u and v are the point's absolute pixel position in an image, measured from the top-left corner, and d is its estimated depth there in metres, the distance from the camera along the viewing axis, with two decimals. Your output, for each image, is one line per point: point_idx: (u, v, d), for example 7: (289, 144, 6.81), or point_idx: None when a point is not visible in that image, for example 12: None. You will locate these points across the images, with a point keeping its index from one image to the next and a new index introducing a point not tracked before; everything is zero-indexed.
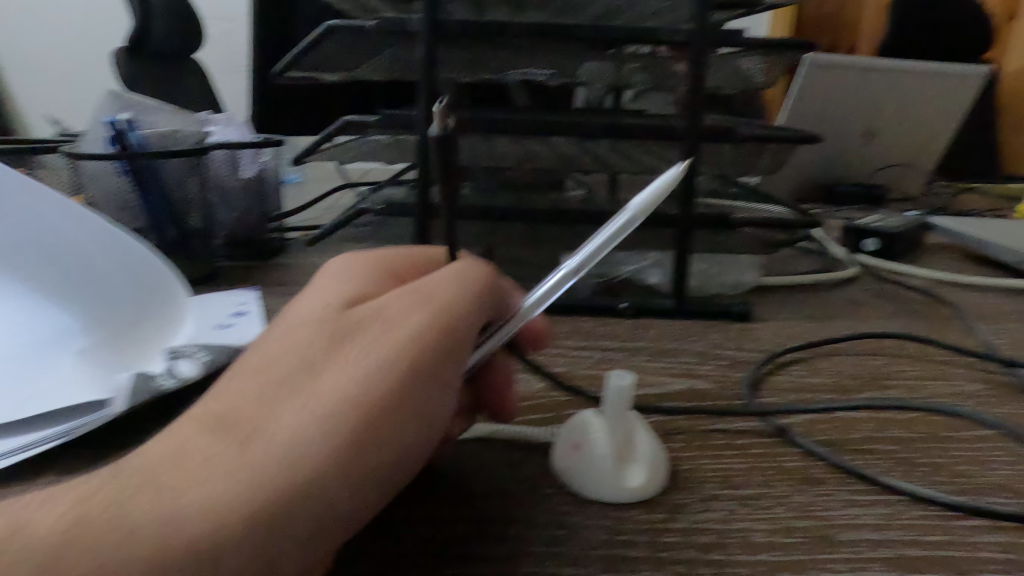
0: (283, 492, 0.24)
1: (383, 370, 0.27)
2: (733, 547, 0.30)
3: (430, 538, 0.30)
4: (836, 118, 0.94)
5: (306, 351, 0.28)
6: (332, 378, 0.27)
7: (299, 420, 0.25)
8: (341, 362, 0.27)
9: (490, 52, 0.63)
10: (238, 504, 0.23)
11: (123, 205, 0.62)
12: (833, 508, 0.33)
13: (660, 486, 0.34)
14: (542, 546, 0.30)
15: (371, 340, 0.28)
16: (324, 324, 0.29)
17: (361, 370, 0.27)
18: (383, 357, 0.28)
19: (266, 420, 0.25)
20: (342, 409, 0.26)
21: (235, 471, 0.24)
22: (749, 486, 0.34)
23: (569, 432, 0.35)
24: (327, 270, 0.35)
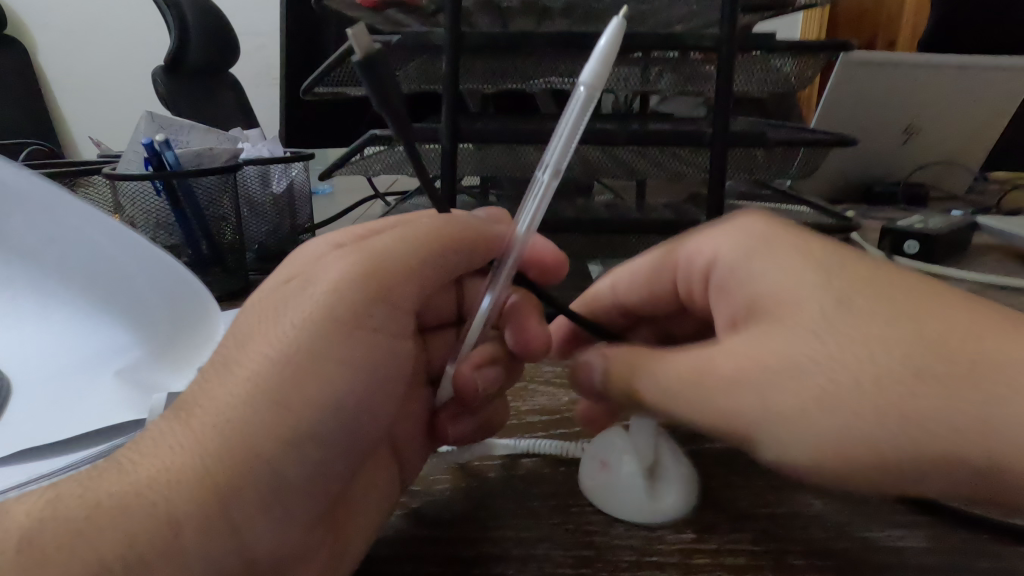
0: (222, 454, 0.26)
1: (300, 330, 0.29)
2: (765, 569, 0.29)
3: (452, 556, 0.31)
4: (872, 116, 0.92)
5: (240, 330, 0.30)
6: (257, 345, 0.29)
7: (226, 390, 0.28)
8: (266, 331, 0.30)
9: (514, 63, 0.63)
10: (184, 471, 0.26)
11: (160, 222, 0.64)
12: (873, 529, 0.32)
13: (691, 505, 0.33)
14: (566, 567, 0.29)
15: (290, 308, 0.30)
16: (261, 305, 0.31)
17: (284, 332, 0.29)
18: (301, 318, 0.30)
19: (202, 395, 0.28)
20: (265, 373, 0.28)
21: (177, 442, 0.26)
22: (782, 505, 0.34)
23: (598, 452, 0.35)
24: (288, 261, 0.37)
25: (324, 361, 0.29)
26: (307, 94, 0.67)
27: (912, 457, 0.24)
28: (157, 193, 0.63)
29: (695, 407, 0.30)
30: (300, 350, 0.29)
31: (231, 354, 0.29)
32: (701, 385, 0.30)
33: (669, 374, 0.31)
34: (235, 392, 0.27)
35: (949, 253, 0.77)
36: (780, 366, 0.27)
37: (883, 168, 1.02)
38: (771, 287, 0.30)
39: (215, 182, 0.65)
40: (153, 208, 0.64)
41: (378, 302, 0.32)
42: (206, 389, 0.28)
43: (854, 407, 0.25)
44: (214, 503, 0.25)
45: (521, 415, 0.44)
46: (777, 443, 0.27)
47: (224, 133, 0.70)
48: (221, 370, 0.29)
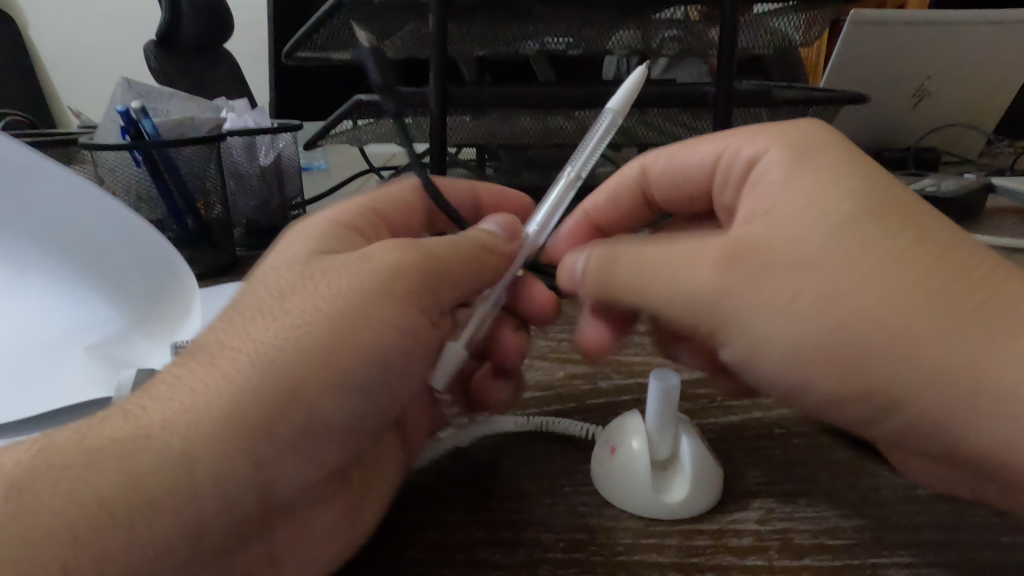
0: (249, 399, 0.25)
1: (354, 290, 0.29)
2: (773, 551, 0.27)
3: (438, 539, 0.29)
4: (883, 78, 0.88)
5: (282, 282, 0.29)
6: (297, 301, 0.28)
7: (269, 334, 0.27)
8: (307, 288, 0.29)
9: (507, 23, 0.59)
10: (208, 413, 0.25)
11: (142, 195, 0.61)
12: (888, 505, 0.30)
13: (717, 493, 0.30)
14: (559, 552, 0.28)
15: (344, 267, 0.30)
16: (305, 260, 0.31)
17: (329, 292, 0.28)
18: (352, 278, 0.29)
19: (230, 341, 0.27)
20: (310, 325, 0.27)
21: (201, 385, 0.25)
22: (791, 481, 0.31)
23: (610, 437, 0.32)
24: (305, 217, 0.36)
25: (370, 321, 0.28)
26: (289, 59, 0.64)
27: (879, 383, 0.26)
28: (136, 164, 0.60)
29: (674, 292, 0.30)
30: (349, 308, 0.28)
31: (273, 303, 0.28)
32: (684, 270, 0.30)
33: (650, 254, 0.32)
34: (278, 339, 0.26)
35: (964, 219, 0.74)
36: (770, 281, 0.28)
37: (892, 132, 0.99)
38: (782, 202, 0.29)
39: (197, 153, 0.62)
40: (134, 180, 0.61)
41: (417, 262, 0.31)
42: (242, 335, 0.27)
43: (832, 319, 0.26)
44: (242, 446, 0.24)
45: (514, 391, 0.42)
46: (758, 336, 0.28)
47: (206, 102, 0.67)
48: (261, 316, 0.28)
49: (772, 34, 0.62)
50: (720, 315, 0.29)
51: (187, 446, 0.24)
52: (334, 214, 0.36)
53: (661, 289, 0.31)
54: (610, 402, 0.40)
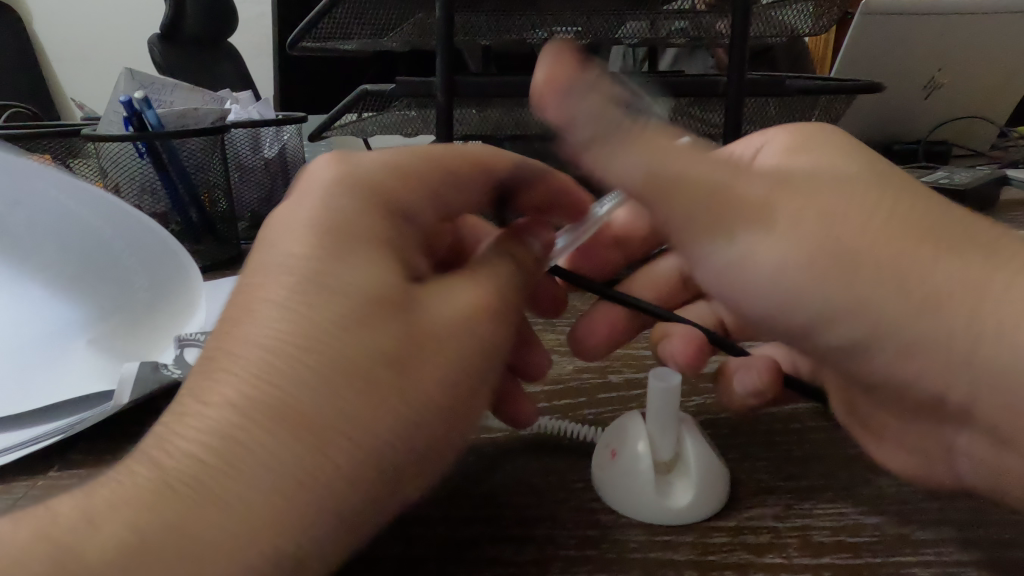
0: (366, 490, 0.22)
1: (463, 371, 0.24)
2: (792, 549, 0.26)
3: (448, 536, 0.28)
4: (894, 70, 0.87)
5: (382, 333, 0.22)
6: (416, 379, 0.23)
7: (386, 426, 0.22)
8: (422, 361, 0.23)
9: (513, 14, 0.58)
10: (316, 502, 0.20)
11: (145, 186, 0.61)
12: (909, 501, 0.29)
13: (721, 502, 0.29)
14: (572, 550, 0.27)
15: (453, 336, 0.24)
16: (392, 286, 0.23)
17: (445, 371, 0.24)
18: (462, 354, 0.24)
19: (339, 418, 0.21)
20: (422, 415, 0.23)
21: (312, 480, 0.20)
22: (807, 477, 0.31)
23: (609, 440, 0.31)
24: (343, 164, 0.26)
25: (467, 408, 0.25)
26: (293, 50, 0.63)
27: (859, 306, 0.25)
28: (140, 155, 0.59)
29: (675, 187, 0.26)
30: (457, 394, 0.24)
31: (381, 367, 0.22)
32: (690, 166, 0.26)
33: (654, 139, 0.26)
34: (393, 428, 0.22)
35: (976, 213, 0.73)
36: (849, 248, 0.24)
37: (903, 126, 0.98)
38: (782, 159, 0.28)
39: (201, 144, 0.61)
40: (137, 171, 0.60)
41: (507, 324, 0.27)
42: (347, 412, 0.21)
43: (832, 240, 0.25)
44: (340, 532, 0.21)
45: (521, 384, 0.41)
46: (745, 251, 0.26)
47: (209, 93, 0.66)
48: (370, 386, 0.22)
49: (783, 23, 0.61)
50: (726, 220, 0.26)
51: (278, 531, 0.20)
52: (375, 169, 0.27)
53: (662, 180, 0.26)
54: (621, 397, 0.39)
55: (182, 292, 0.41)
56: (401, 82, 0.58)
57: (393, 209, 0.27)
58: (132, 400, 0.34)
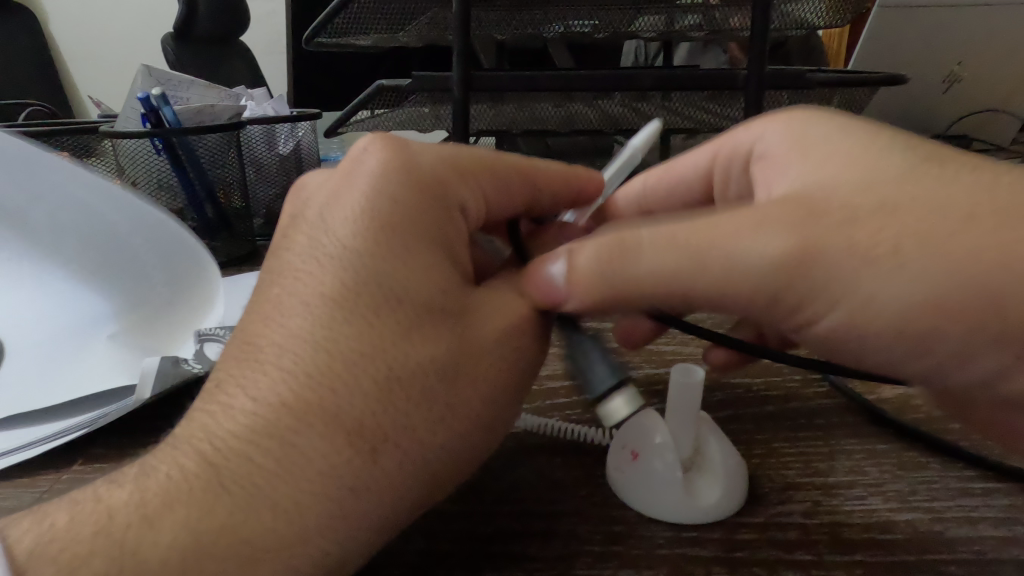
0: (405, 495, 0.24)
1: (499, 385, 0.27)
2: (822, 545, 0.26)
3: (472, 531, 0.28)
4: (913, 64, 0.85)
5: (433, 346, 0.25)
6: (467, 397, 0.26)
7: (435, 437, 0.25)
8: (472, 380, 0.26)
9: (530, 8, 0.58)
10: (363, 511, 0.23)
11: (162, 183, 0.61)
12: (942, 498, 0.29)
13: (744, 497, 0.28)
14: (596, 545, 0.26)
15: (492, 349, 0.27)
16: (446, 297, 0.26)
17: (488, 387, 0.26)
18: (502, 370, 0.27)
19: (396, 427, 0.24)
20: (465, 425, 0.26)
21: (359, 479, 0.23)
22: (836, 473, 0.30)
23: (627, 440, 0.30)
24: (401, 156, 0.28)
25: (500, 420, 0.28)
26: (308, 46, 0.62)
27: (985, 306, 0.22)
28: (157, 151, 0.59)
29: (744, 285, 0.24)
30: (494, 413, 0.27)
31: (434, 380, 0.25)
32: (755, 239, 0.23)
33: (689, 236, 0.24)
34: (440, 437, 0.25)
35: None
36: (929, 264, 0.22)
37: (921, 120, 0.96)
38: (809, 172, 0.26)
39: (217, 141, 0.61)
40: (154, 168, 0.60)
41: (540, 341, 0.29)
42: (403, 424, 0.24)
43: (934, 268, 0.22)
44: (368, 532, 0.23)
45: (540, 379, 0.41)
46: (857, 301, 0.23)
47: (225, 89, 0.66)
48: (423, 397, 0.24)
49: (802, 15, 0.60)
50: (820, 290, 0.23)
51: (310, 525, 0.22)
52: (432, 166, 0.28)
53: (721, 287, 0.24)
54: (642, 392, 0.39)
55: (202, 285, 0.41)
56: (416, 76, 0.58)
57: (447, 202, 0.28)
58: (154, 394, 0.34)
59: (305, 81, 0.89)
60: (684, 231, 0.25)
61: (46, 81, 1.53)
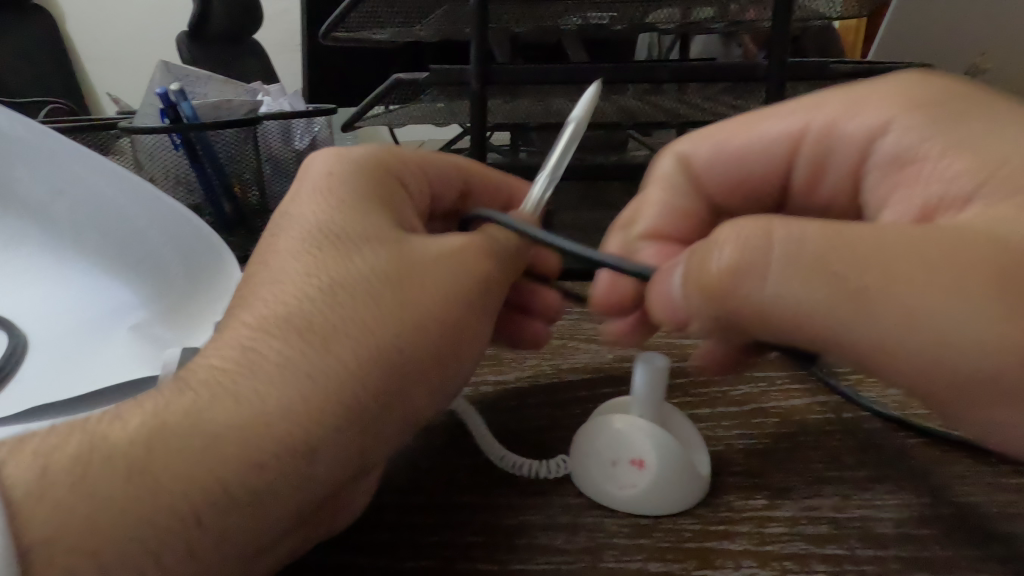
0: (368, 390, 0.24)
1: (450, 291, 0.27)
2: (853, 540, 0.25)
3: (497, 524, 0.27)
4: None
5: (374, 260, 0.26)
6: (421, 288, 0.26)
7: (387, 324, 0.25)
8: (423, 277, 0.26)
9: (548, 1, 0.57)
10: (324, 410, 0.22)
11: (179, 178, 0.61)
12: (976, 493, 0.28)
13: (706, 485, 0.28)
14: (622, 538, 0.26)
15: (437, 262, 0.27)
16: (385, 226, 0.28)
17: (441, 292, 0.27)
18: (454, 272, 0.28)
19: (347, 321, 0.24)
20: (421, 320, 0.26)
21: (317, 369, 0.23)
22: (866, 467, 0.30)
23: (624, 447, 0.29)
24: (340, 155, 0.31)
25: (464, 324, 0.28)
26: (325, 41, 0.62)
27: None
28: (175, 147, 0.59)
29: (911, 335, 0.20)
30: (456, 312, 0.27)
31: (379, 282, 0.25)
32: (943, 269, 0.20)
33: (848, 261, 0.20)
34: (404, 333, 0.25)
35: None
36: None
37: None
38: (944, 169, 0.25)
39: (235, 136, 0.61)
40: (172, 163, 0.60)
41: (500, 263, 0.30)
42: (349, 314, 0.24)
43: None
44: None
45: (560, 372, 0.40)
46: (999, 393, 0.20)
47: (242, 85, 0.66)
48: (365, 292, 0.25)
49: (823, 8, 0.59)
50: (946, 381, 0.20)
51: None
52: (367, 153, 0.32)
53: (871, 330, 0.20)
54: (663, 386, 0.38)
55: (217, 276, 0.40)
56: (433, 70, 0.57)
57: (386, 177, 0.32)
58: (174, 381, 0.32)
59: (319, 78, 0.89)
60: (832, 255, 0.20)
61: (65, 81, 1.53)
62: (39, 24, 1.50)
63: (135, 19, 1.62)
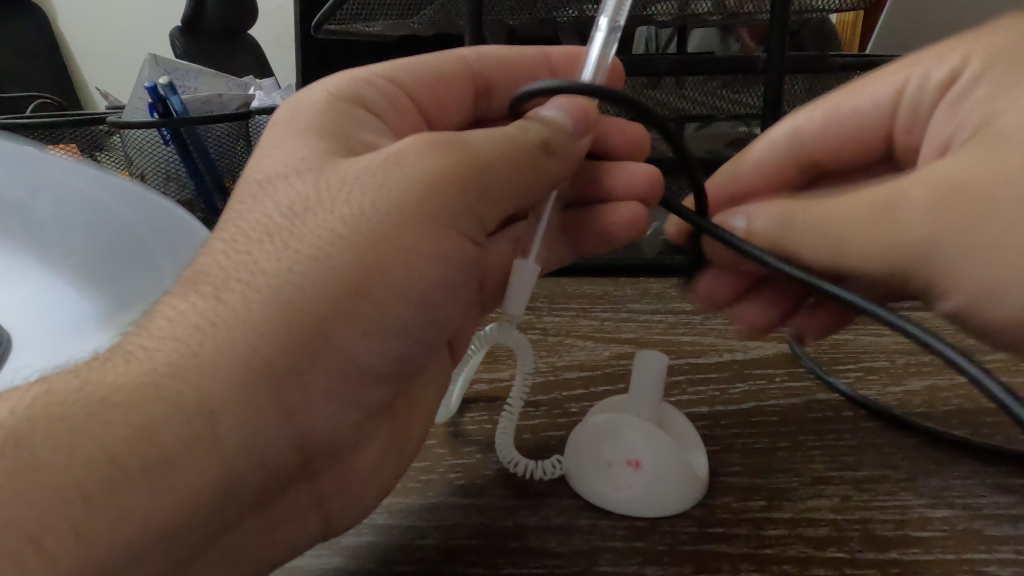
0: (268, 334, 0.22)
1: (368, 210, 0.24)
2: (854, 542, 0.25)
3: (489, 527, 0.27)
4: None
5: (288, 197, 0.24)
6: (323, 217, 0.24)
7: (276, 261, 0.23)
8: (336, 200, 0.24)
9: None
10: (222, 367, 0.21)
11: (170, 173, 0.60)
12: (981, 494, 0.28)
13: (701, 489, 0.27)
14: (618, 540, 0.26)
15: (355, 181, 0.24)
16: (319, 156, 0.26)
17: (350, 210, 0.24)
18: (374, 187, 0.24)
19: (240, 265, 0.23)
20: (326, 250, 0.23)
21: (214, 319, 0.22)
22: (865, 468, 0.29)
23: (619, 445, 0.28)
24: (298, 99, 0.31)
25: (405, 245, 0.24)
26: (318, 34, 0.61)
27: None
28: (165, 142, 0.58)
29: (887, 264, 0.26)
30: (386, 231, 0.24)
31: (281, 218, 0.24)
32: (901, 221, 0.25)
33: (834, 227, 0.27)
34: (298, 266, 0.23)
35: None
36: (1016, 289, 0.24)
37: None
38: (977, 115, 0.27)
39: (226, 130, 0.60)
40: (161, 158, 0.59)
41: (461, 169, 0.25)
42: (244, 259, 0.23)
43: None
44: None
45: (555, 370, 0.39)
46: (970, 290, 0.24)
47: (233, 78, 0.65)
48: (266, 231, 0.24)
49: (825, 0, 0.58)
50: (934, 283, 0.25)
51: None
52: (337, 83, 0.31)
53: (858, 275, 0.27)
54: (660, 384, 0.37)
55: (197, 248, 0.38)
56: None
57: (353, 105, 0.31)
58: None
59: (311, 71, 0.88)
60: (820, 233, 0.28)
61: (55, 77, 1.50)
62: (31, 20, 1.49)
63: (124, 14, 1.59)
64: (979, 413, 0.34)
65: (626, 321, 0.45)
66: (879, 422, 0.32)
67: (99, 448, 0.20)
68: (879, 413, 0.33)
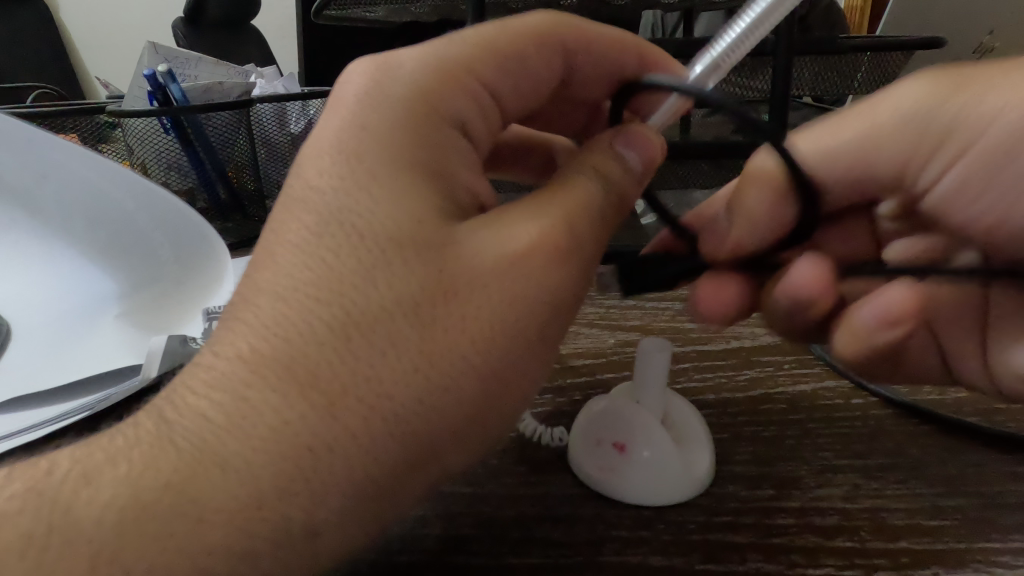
0: (390, 468, 0.20)
1: (495, 334, 0.22)
2: (864, 532, 0.24)
3: (492, 517, 0.26)
4: None
5: (403, 284, 0.21)
6: (453, 338, 0.21)
7: (405, 383, 0.20)
8: (459, 312, 0.21)
9: None
10: (334, 497, 0.19)
11: (171, 163, 0.59)
12: (992, 482, 0.27)
13: (705, 484, 0.27)
14: (624, 530, 0.25)
15: (485, 284, 0.22)
16: (398, 181, 0.22)
17: (477, 316, 0.21)
18: (502, 303, 0.22)
19: (356, 379, 0.20)
20: (456, 378, 0.21)
21: (334, 444, 0.19)
22: (876, 456, 0.29)
23: (614, 428, 0.28)
24: (383, 62, 0.25)
25: (516, 365, 0.23)
26: (317, 19, 0.60)
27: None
28: (166, 131, 0.57)
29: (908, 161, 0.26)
30: (506, 354, 0.22)
31: (402, 320, 0.20)
32: (910, 98, 0.25)
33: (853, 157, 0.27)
34: (423, 391, 0.20)
35: None
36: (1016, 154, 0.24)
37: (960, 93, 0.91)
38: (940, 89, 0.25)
39: (227, 119, 0.59)
40: (161, 146, 0.58)
41: (573, 266, 0.23)
42: (360, 368, 0.20)
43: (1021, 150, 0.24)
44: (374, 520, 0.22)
45: (561, 358, 0.39)
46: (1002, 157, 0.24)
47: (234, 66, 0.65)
48: (389, 338, 0.20)
49: None
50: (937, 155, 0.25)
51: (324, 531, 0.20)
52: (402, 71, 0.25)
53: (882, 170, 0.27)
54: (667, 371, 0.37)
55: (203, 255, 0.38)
56: None
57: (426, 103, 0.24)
58: (161, 373, 0.30)
59: (312, 60, 0.87)
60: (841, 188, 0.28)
61: (61, 73, 1.51)
62: (35, 16, 1.49)
63: (127, 5, 1.58)
64: (992, 399, 0.33)
65: (633, 309, 0.44)
66: (890, 410, 0.32)
67: (182, 549, 0.17)
68: (892, 401, 0.32)
